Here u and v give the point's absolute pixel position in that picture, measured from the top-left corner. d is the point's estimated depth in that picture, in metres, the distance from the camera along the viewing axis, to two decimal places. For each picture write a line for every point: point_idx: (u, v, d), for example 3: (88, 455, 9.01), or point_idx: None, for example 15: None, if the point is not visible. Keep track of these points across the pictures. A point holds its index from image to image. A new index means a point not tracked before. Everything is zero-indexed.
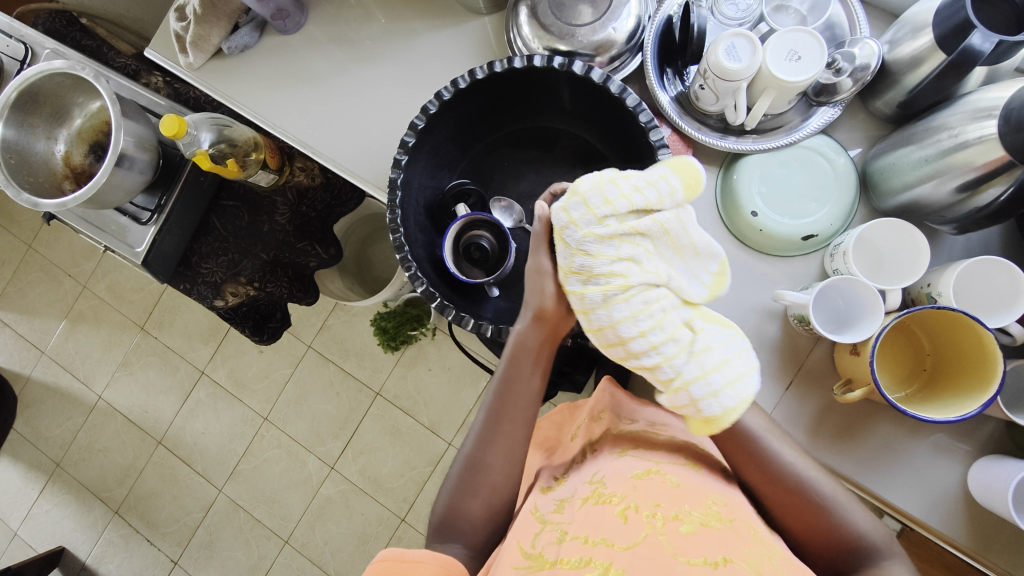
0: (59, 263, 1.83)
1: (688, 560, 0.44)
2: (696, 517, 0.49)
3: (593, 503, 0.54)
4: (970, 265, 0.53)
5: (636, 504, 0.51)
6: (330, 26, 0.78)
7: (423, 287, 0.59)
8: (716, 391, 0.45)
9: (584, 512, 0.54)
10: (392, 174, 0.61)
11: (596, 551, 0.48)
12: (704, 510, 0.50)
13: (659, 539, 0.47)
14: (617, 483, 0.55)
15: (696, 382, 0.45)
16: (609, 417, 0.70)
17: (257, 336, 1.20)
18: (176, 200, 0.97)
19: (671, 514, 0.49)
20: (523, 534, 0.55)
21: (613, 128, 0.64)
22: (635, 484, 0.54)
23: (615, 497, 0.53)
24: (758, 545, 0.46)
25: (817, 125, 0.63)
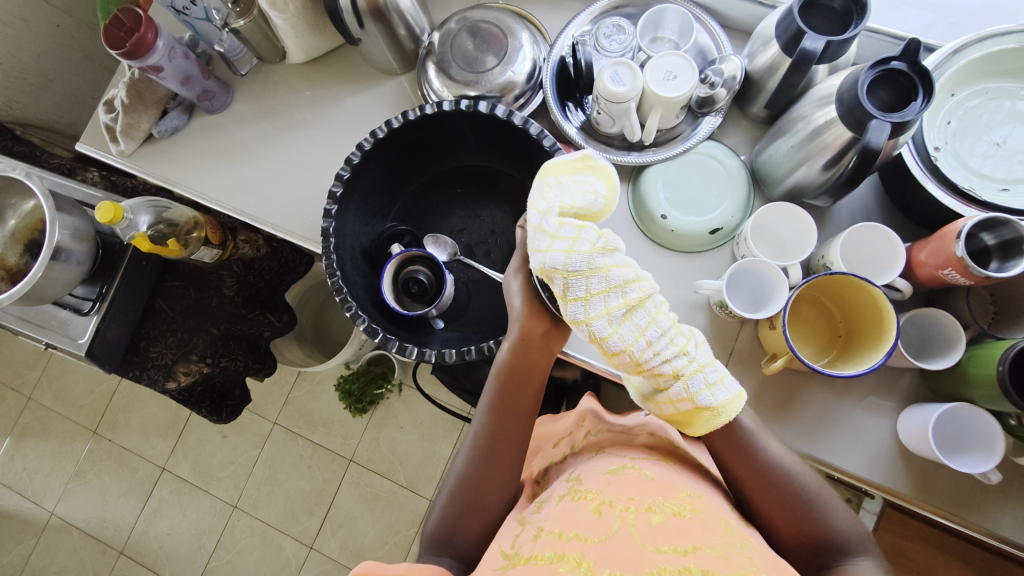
0: (1, 378, 1.75)
1: (657, 548, 0.46)
2: (667, 508, 0.50)
3: (569, 500, 0.55)
4: (850, 233, 0.59)
5: (609, 499, 0.52)
6: (256, 101, 0.83)
7: (363, 323, 0.61)
8: (695, 399, 0.49)
9: (559, 508, 0.54)
10: (324, 224, 0.64)
11: (568, 546, 0.48)
12: (675, 501, 0.51)
13: (630, 531, 0.48)
14: (592, 480, 0.57)
15: (675, 394, 0.49)
16: (589, 421, 0.73)
17: (215, 417, 1.18)
18: (118, 287, 0.98)
19: (643, 507, 0.51)
20: (504, 538, 0.55)
21: (523, 156, 0.70)
22: (609, 480, 0.56)
23: (590, 493, 0.55)
24: (728, 534, 0.47)
25: (703, 133, 0.70)
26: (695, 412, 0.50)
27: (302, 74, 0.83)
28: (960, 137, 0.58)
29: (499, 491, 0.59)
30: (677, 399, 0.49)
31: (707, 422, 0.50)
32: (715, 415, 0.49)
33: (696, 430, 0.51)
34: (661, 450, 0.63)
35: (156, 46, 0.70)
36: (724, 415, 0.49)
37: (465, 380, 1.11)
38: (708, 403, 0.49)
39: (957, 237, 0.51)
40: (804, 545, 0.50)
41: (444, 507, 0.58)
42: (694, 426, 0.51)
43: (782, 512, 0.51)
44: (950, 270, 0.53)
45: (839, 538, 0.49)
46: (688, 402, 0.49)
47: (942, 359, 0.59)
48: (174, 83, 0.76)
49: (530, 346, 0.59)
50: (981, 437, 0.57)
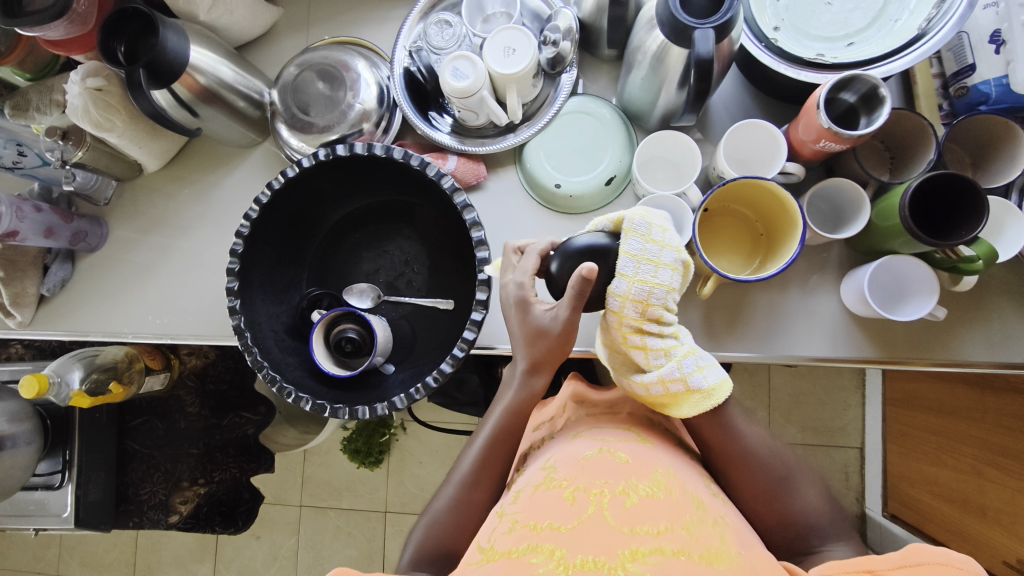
0: (23, 567, 1.71)
1: (631, 529, 0.47)
2: (641, 488, 0.50)
3: (543, 489, 0.53)
4: (727, 138, 0.59)
5: (583, 484, 0.51)
6: (131, 222, 0.81)
7: (308, 403, 0.60)
8: (688, 379, 0.51)
9: (534, 498, 0.52)
10: (233, 322, 0.62)
11: (543, 536, 0.48)
12: (649, 481, 0.51)
13: (604, 513, 0.48)
14: (567, 465, 0.55)
15: (668, 371, 0.52)
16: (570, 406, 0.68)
17: (231, 528, 1.13)
18: (80, 448, 0.95)
19: (617, 487, 0.50)
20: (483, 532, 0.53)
21: (405, 179, 0.69)
22: (584, 464, 0.54)
23: (564, 480, 0.53)
24: (699, 514, 0.49)
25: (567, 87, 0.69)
26: (685, 393, 0.51)
27: (166, 178, 0.80)
28: (794, 9, 0.57)
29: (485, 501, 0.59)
30: (670, 378, 0.51)
31: (696, 405, 0.52)
32: (706, 398, 0.51)
33: (680, 414, 0.52)
34: (641, 429, 0.61)
35: None
36: (712, 399, 0.51)
37: (456, 399, 1.10)
38: (700, 384, 0.51)
39: (818, 109, 0.51)
40: (782, 532, 0.53)
41: (432, 525, 0.58)
42: (680, 408, 0.52)
43: (766, 500, 0.53)
44: (824, 141, 0.53)
45: (819, 525, 0.53)
46: (680, 383, 0.51)
47: (853, 226, 0.59)
48: (38, 239, 0.73)
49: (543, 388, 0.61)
50: (918, 279, 0.57)
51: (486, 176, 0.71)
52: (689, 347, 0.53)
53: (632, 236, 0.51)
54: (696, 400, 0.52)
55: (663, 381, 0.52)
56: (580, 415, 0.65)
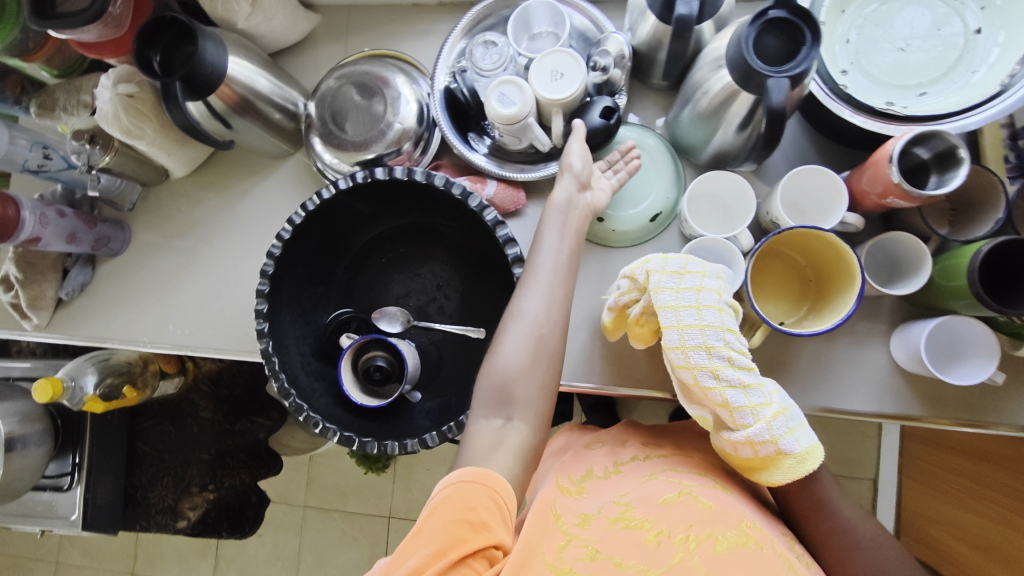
0: (22, 553, 1.70)
1: None
2: (730, 538, 0.50)
3: (620, 526, 0.54)
4: (785, 182, 0.57)
5: (667, 530, 0.52)
6: (155, 227, 0.78)
7: (335, 435, 0.58)
8: (779, 442, 0.50)
9: (612, 533, 0.54)
10: (261, 345, 0.60)
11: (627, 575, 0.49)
12: (736, 532, 0.51)
13: (692, 562, 0.49)
14: (645, 507, 0.55)
15: (757, 434, 0.50)
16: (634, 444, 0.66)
17: (238, 532, 1.09)
18: (90, 450, 0.93)
19: (704, 534, 0.51)
20: (545, 540, 0.53)
21: (439, 203, 0.66)
22: (665, 509, 0.54)
23: (645, 522, 0.54)
24: (787, 573, 0.48)
25: (611, 101, 0.62)
26: (775, 456, 0.51)
27: (193, 184, 0.78)
28: (864, 54, 0.54)
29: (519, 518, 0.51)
30: (758, 441, 0.50)
31: (789, 470, 0.51)
32: (800, 461, 0.51)
33: (775, 479, 0.52)
34: (718, 474, 0.60)
35: (23, 218, 0.65)
36: (806, 466, 0.51)
37: None
38: (791, 448, 0.50)
39: (889, 161, 0.49)
40: None
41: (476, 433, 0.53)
42: (774, 474, 0.51)
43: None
44: (892, 196, 0.51)
45: None
46: (770, 446, 0.50)
47: (908, 283, 0.57)
48: (60, 244, 0.71)
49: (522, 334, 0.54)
50: (976, 340, 0.55)
51: (525, 204, 0.69)
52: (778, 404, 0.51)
53: (662, 290, 0.52)
54: (789, 464, 0.51)
55: (753, 443, 0.50)
56: (650, 453, 0.64)
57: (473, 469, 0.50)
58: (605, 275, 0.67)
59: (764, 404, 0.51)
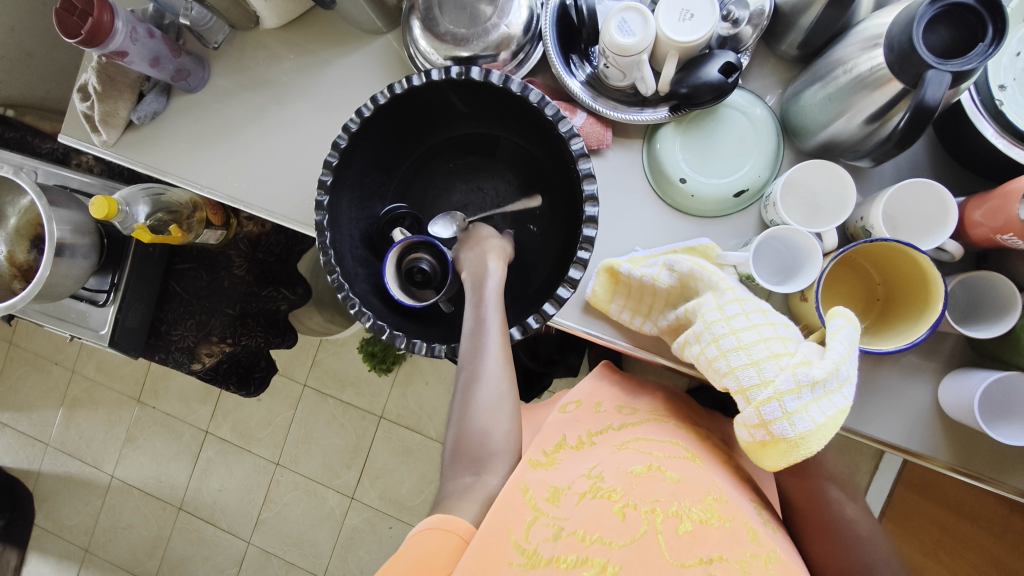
0: (44, 354, 1.82)
1: (683, 562, 0.47)
2: (693, 514, 0.51)
3: (588, 497, 0.53)
4: (895, 191, 0.53)
5: (634, 502, 0.52)
6: (234, 73, 0.77)
7: (369, 321, 0.58)
8: (772, 426, 0.46)
9: (580, 507, 0.53)
10: (317, 216, 0.59)
11: (592, 549, 0.49)
12: (703, 506, 0.52)
13: (656, 537, 0.49)
14: (615, 476, 0.55)
15: (751, 418, 0.47)
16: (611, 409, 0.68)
17: (244, 391, 1.18)
18: (129, 275, 0.97)
19: (670, 510, 0.51)
20: (513, 517, 0.51)
21: (525, 121, 0.64)
22: (634, 480, 0.54)
23: (613, 492, 0.53)
24: (753, 546, 0.49)
25: (735, 58, 0.57)
26: (771, 441, 0.47)
27: (280, 39, 0.76)
28: None
29: (503, 436, 0.56)
30: (750, 424, 0.47)
31: (783, 454, 0.47)
32: (794, 446, 0.46)
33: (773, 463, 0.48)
34: (688, 444, 0.62)
35: (115, 29, 0.64)
36: (806, 445, 0.46)
37: None
38: (783, 432, 0.46)
39: None
40: None
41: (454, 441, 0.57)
42: (771, 459, 0.48)
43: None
44: (1009, 234, 0.47)
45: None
46: (764, 429, 0.47)
47: (989, 327, 0.54)
48: (143, 66, 0.70)
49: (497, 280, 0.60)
50: None
51: (609, 145, 0.66)
52: (804, 357, 0.47)
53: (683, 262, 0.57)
54: (781, 449, 0.47)
55: (761, 424, 0.47)
56: (626, 421, 0.65)
57: (439, 516, 0.51)
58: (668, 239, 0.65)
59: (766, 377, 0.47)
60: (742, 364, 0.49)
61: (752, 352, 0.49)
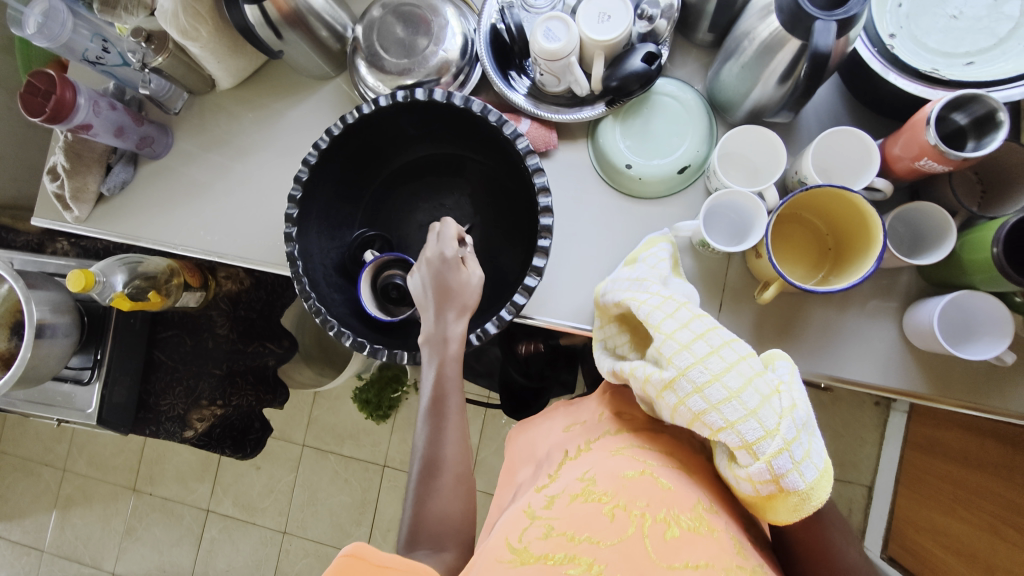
0: (32, 457, 1.77)
1: (669, 565, 0.48)
2: (682, 521, 0.51)
3: (580, 500, 0.55)
4: (818, 141, 0.57)
5: (624, 504, 0.53)
6: (195, 135, 0.81)
7: (349, 339, 0.59)
8: (782, 480, 0.45)
9: (571, 508, 0.55)
10: (288, 248, 0.61)
11: (580, 548, 0.51)
12: (691, 515, 0.52)
13: (643, 539, 0.51)
14: (607, 480, 0.56)
15: (758, 473, 0.46)
16: (610, 415, 0.68)
17: (240, 454, 1.17)
18: (111, 350, 0.97)
19: (658, 516, 0.51)
20: (511, 530, 0.56)
21: (474, 133, 0.68)
22: (625, 483, 0.55)
23: (604, 495, 0.55)
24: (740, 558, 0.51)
25: (655, 48, 0.62)
26: (779, 494, 0.46)
27: (237, 97, 0.80)
28: (914, 19, 0.54)
29: (461, 518, 0.57)
30: (759, 479, 0.46)
31: (792, 505, 0.46)
32: (804, 497, 0.46)
33: (783, 516, 0.48)
34: (686, 454, 0.61)
35: (78, 104, 0.68)
36: (816, 497, 0.45)
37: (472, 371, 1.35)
38: (795, 484, 0.45)
39: (926, 124, 0.49)
40: None
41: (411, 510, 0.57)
42: (779, 512, 0.48)
43: None
44: (926, 159, 0.51)
45: None
46: (773, 484, 0.46)
47: (935, 253, 0.56)
48: (108, 137, 0.74)
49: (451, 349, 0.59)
50: (988, 319, 0.55)
51: (555, 146, 0.70)
52: (793, 399, 0.47)
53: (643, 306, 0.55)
54: (793, 501, 0.46)
55: (772, 478, 0.45)
56: (622, 426, 0.65)
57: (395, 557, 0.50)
58: (626, 223, 0.68)
59: (773, 426, 0.45)
60: (740, 417, 0.46)
61: (746, 399, 0.46)
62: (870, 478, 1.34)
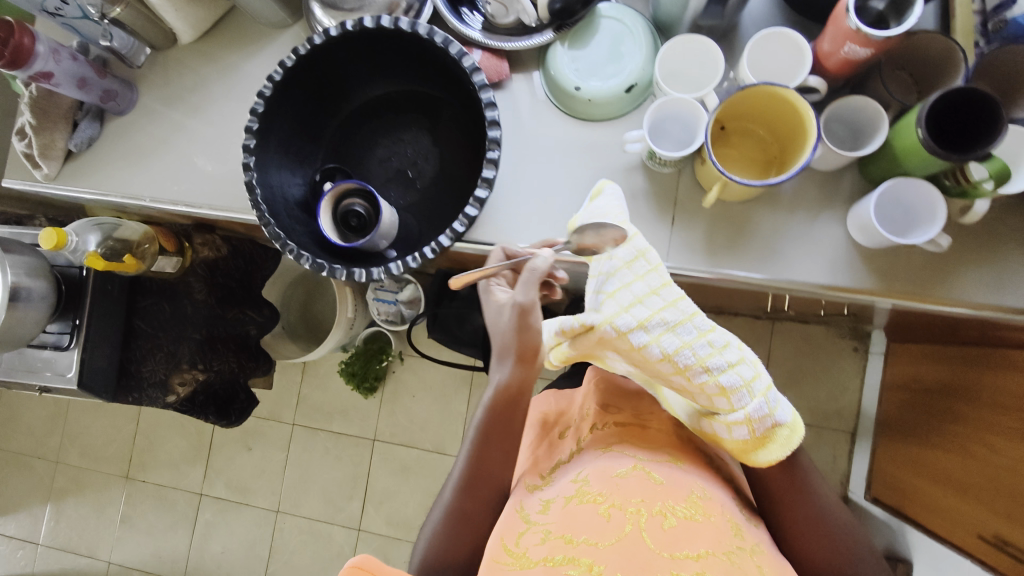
0: (24, 451, 1.77)
1: (671, 553, 0.52)
2: (679, 511, 0.57)
3: (576, 502, 0.60)
4: (751, 44, 0.59)
5: (617, 502, 0.58)
6: (160, 90, 0.82)
7: (308, 261, 0.61)
8: (770, 418, 0.56)
9: (568, 510, 0.59)
10: (247, 178, 0.63)
11: (578, 549, 0.54)
12: (685, 504, 0.58)
13: (641, 533, 0.55)
14: (599, 481, 0.61)
15: (752, 413, 0.56)
16: (595, 413, 0.73)
17: (224, 421, 1.21)
18: (90, 316, 0.98)
19: (653, 509, 0.57)
20: (507, 530, 0.60)
21: (428, 64, 0.69)
22: (617, 483, 0.60)
23: (598, 495, 0.59)
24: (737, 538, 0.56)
25: None
26: (766, 432, 0.57)
27: (198, 50, 0.82)
28: None
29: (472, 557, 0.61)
30: (754, 419, 0.56)
31: (782, 442, 0.57)
32: (788, 434, 0.57)
33: (768, 454, 0.57)
34: (673, 450, 0.67)
35: (37, 51, 0.70)
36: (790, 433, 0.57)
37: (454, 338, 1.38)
38: (779, 421, 0.56)
39: (846, 13, 0.51)
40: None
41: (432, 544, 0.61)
42: (771, 451, 0.57)
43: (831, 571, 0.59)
44: (850, 46, 0.53)
45: None
46: (759, 424, 0.56)
47: (874, 142, 0.58)
48: (70, 89, 0.76)
49: (518, 384, 0.62)
50: (924, 207, 0.57)
51: (508, 76, 0.72)
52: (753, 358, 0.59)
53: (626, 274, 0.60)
54: (782, 436, 0.57)
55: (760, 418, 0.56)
56: (608, 424, 0.71)
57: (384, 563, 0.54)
58: (580, 145, 0.70)
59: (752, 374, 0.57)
60: (730, 368, 0.56)
61: (730, 355, 0.57)
62: (851, 423, 1.36)
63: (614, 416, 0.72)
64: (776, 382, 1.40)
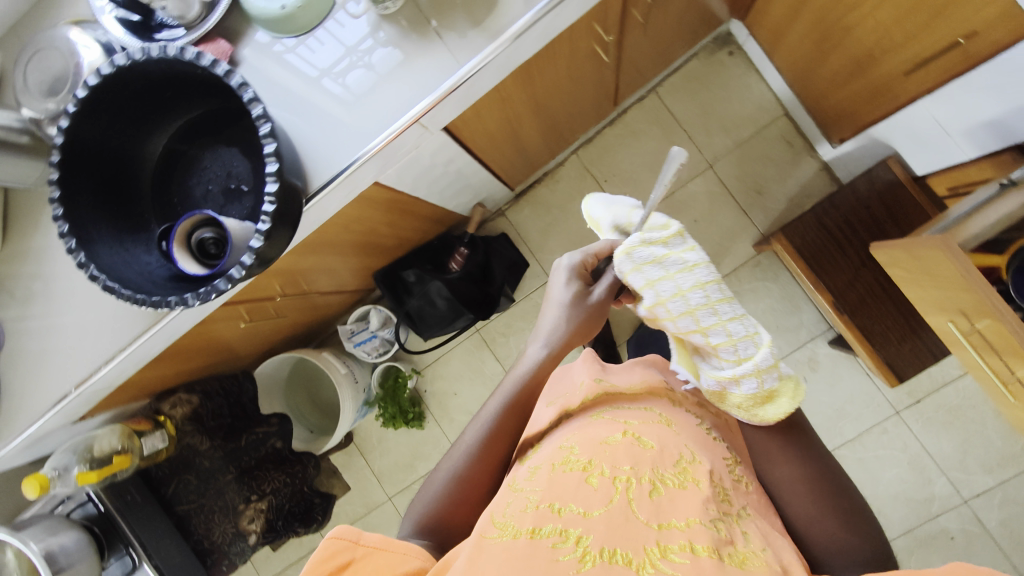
0: None
1: (657, 525, 0.56)
2: (668, 479, 0.62)
3: (562, 467, 0.62)
4: None
5: (606, 470, 0.61)
6: (9, 306, 0.83)
7: (191, 298, 0.63)
8: (762, 373, 0.66)
9: (556, 476, 0.61)
10: (102, 285, 0.65)
11: (565, 518, 0.56)
12: (675, 471, 0.63)
13: (628, 500, 0.58)
14: (587, 448, 0.64)
15: (755, 365, 0.66)
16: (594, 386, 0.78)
17: (314, 525, 1.28)
18: (134, 529, 1.00)
19: (642, 478, 0.61)
20: (496, 506, 0.60)
21: (166, 91, 0.70)
22: (603, 449, 0.64)
23: (585, 463, 0.62)
24: (718, 502, 0.61)
25: None
26: (762, 389, 0.67)
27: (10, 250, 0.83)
28: None
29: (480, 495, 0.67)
30: (749, 376, 0.66)
31: (784, 397, 0.67)
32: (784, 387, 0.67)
33: (769, 413, 0.67)
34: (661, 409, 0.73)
35: None
36: (779, 394, 0.67)
37: (441, 316, 1.39)
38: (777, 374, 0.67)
39: None
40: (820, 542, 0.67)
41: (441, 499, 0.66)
42: (774, 406, 0.67)
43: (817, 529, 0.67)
44: None
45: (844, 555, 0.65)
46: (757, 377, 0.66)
47: None
48: None
49: (543, 370, 0.73)
50: None
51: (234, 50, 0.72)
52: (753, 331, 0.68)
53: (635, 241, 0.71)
54: (788, 389, 0.67)
55: (755, 374, 0.66)
56: (598, 395, 0.76)
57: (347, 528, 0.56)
58: (329, 47, 0.72)
59: (748, 336, 0.67)
60: (721, 323, 0.67)
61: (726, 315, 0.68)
62: (777, 106, 1.38)
63: (614, 388, 0.78)
64: (699, 129, 1.42)
